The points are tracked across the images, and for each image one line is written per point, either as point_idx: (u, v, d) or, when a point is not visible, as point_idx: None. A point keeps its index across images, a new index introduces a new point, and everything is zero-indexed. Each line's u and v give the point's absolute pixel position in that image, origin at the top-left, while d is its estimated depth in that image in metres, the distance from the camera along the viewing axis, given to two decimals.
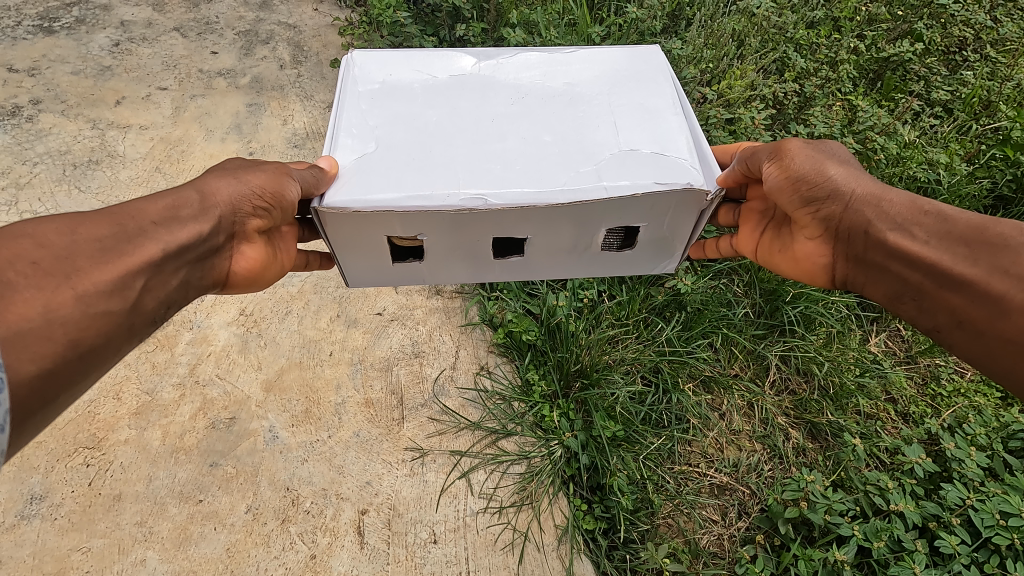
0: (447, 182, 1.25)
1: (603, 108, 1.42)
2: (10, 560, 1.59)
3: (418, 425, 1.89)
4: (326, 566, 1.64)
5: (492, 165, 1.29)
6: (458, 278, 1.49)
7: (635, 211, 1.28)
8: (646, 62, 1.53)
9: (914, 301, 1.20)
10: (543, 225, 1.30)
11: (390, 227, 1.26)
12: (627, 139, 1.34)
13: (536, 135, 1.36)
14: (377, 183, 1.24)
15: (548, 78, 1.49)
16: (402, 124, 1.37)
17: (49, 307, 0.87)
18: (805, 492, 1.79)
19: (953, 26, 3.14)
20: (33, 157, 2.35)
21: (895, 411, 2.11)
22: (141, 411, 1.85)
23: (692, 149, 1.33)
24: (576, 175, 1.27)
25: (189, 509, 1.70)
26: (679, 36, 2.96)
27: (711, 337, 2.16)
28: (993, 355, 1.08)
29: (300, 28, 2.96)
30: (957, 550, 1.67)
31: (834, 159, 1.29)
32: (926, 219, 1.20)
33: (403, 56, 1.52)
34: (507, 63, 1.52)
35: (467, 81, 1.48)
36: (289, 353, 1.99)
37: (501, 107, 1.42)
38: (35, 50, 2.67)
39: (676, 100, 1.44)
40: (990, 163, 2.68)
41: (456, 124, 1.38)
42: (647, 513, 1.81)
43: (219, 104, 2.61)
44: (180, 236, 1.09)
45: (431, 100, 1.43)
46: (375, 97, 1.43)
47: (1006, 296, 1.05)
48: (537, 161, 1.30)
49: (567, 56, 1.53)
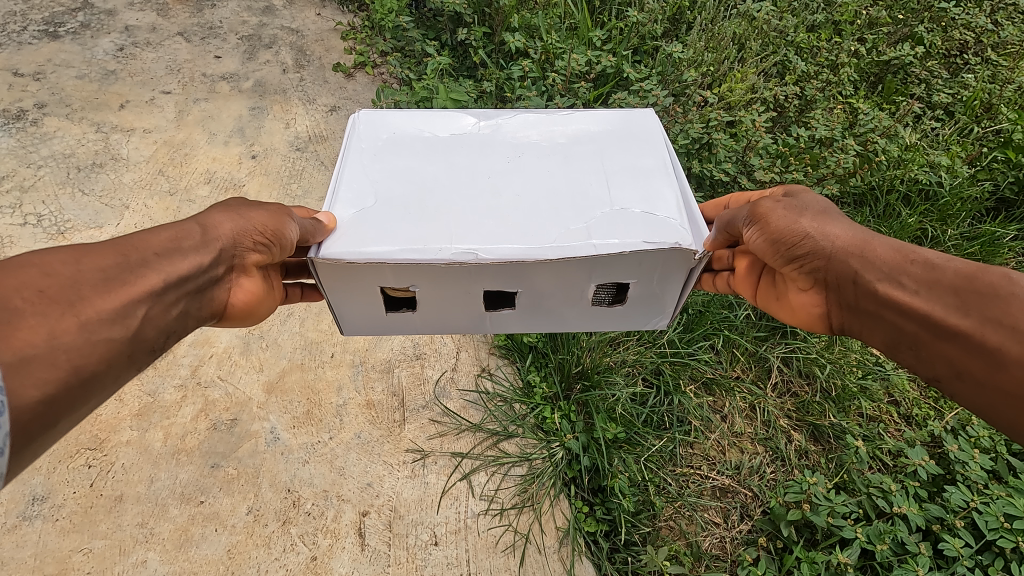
0: (440, 237, 1.25)
1: (596, 169, 1.42)
2: (11, 561, 1.58)
3: (419, 426, 1.90)
4: (327, 567, 1.64)
5: (486, 222, 1.29)
6: (452, 328, 1.47)
7: (624, 268, 1.27)
8: (642, 124, 1.54)
9: (912, 350, 1.11)
10: (534, 277, 1.28)
11: (382, 276, 1.26)
12: (620, 198, 1.34)
13: (530, 194, 1.36)
14: (372, 236, 1.24)
15: (545, 138, 1.50)
16: (400, 180, 1.38)
17: (53, 334, 0.86)
18: (808, 494, 1.78)
19: (953, 29, 3.14)
20: (37, 160, 2.36)
21: (897, 414, 2.10)
22: (143, 413, 1.85)
23: (682, 210, 1.32)
24: (569, 232, 1.26)
25: (190, 510, 1.70)
26: (680, 39, 2.98)
27: (713, 338, 2.17)
28: (1002, 407, 0.98)
29: (303, 33, 2.98)
30: (960, 553, 1.66)
31: (813, 212, 1.25)
32: (913, 267, 1.12)
33: (407, 114, 1.54)
34: (506, 122, 1.54)
35: (467, 140, 1.49)
36: (290, 354, 2.00)
37: (498, 164, 1.43)
38: (40, 54, 2.69)
39: (669, 162, 1.45)
40: (992, 165, 2.68)
41: (453, 181, 1.38)
42: (649, 515, 1.80)
43: (222, 108, 2.63)
44: (180, 268, 1.09)
45: (430, 156, 1.44)
46: (378, 152, 1.44)
47: (1002, 348, 0.96)
48: (529, 219, 1.30)
49: (565, 117, 1.55)
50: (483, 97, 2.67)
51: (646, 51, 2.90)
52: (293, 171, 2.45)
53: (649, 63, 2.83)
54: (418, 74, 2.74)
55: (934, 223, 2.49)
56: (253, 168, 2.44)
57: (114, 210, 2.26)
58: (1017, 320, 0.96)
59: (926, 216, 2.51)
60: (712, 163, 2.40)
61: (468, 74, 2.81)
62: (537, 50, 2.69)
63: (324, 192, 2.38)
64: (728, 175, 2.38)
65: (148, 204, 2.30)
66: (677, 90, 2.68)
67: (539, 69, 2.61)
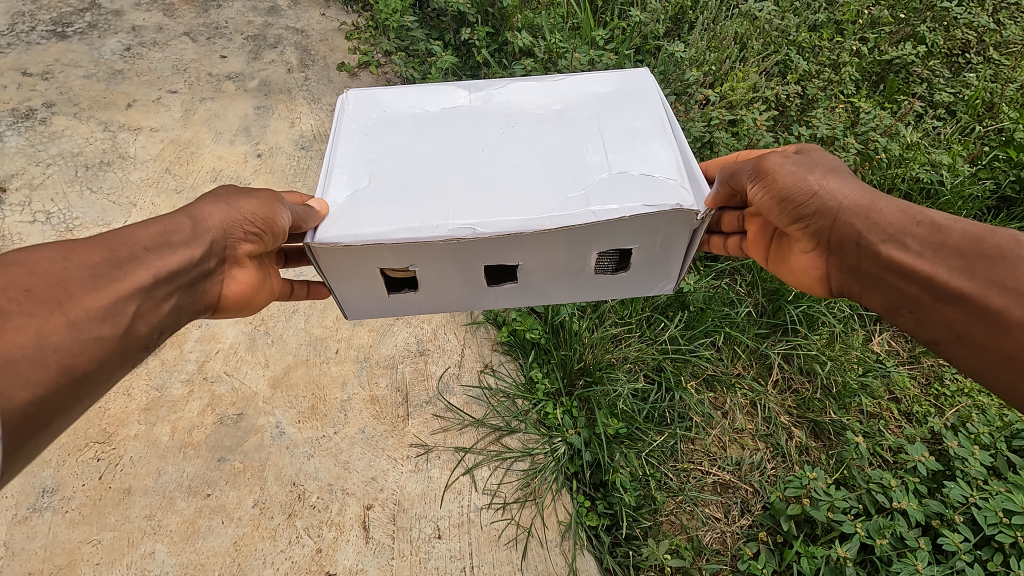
0: (437, 213, 1.27)
1: (592, 134, 1.43)
2: (21, 552, 1.61)
3: (422, 422, 1.91)
4: (331, 560, 1.66)
5: (484, 193, 1.31)
6: (455, 306, 1.50)
7: (626, 233, 1.29)
8: (637, 85, 1.55)
9: (911, 312, 1.13)
10: (533, 250, 1.31)
11: (382, 259, 1.28)
12: (617, 162, 1.36)
13: (527, 163, 1.38)
14: (367, 217, 1.26)
15: (539, 106, 1.51)
16: (394, 156, 1.40)
17: (41, 334, 0.89)
18: (807, 490, 1.80)
19: (956, 29, 3.15)
20: (46, 159, 2.39)
21: (898, 410, 2.11)
22: (151, 406, 1.87)
23: (679, 168, 1.34)
24: (567, 201, 1.28)
25: (197, 503, 1.72)
26: (682, 39, 3.00)
27: (714, 335, 2.18)
28: (996, 369, 1.01)
29: (308, 33, 3.01)
30: (959, 548, 1.67)
31: (821, 171, 1.25)
32: (918, 229, 1.13)
33: (397, 92, 1.55)
34: (498, 92, 1.55)
35: (459, 113, 1.51)
36: (295, 350, 2.02)
37: (492, 135, 1.44)
38: (49, 54, 2.72)
39: (666, 121, 1.45)
40: (993, 164, 2.70)
41: (447, 155, 1.40)
42: (650, 510, 1.82)
43: (228, 107, 2.66)
44: (170, 262, 1.10)
45: (423, 133, 1.45)
46: (369, 132, 1.45)
47: (1005, 312, 0.98)
48: (527, 189, 1.32)
49: (557, 83, 1.56)
50: None
51: (649, 50, 2.91)
52: (298, 169, 2.48)
53: (651, 62, 2.84)
54: (421, 73, 2.76)
55: None
56: (258, 167, 2.47)
57: (121, 208, 2.29)
58: (1022, 284, 0.98)
59: None
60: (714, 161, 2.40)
61: (471, 73, 2.84)
62: (540, 50, 2.71)
63: None
64: None
65: (154, 202, 2.32)
66: (678, 89, 2.70)
67: (541, 69, 2.63)
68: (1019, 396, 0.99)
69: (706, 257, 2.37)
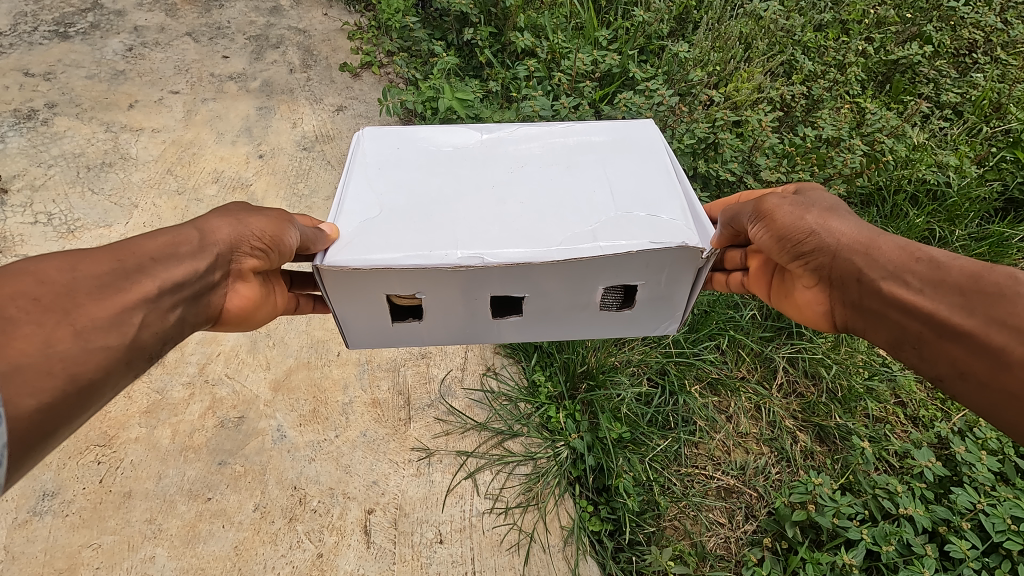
0: (447, 243, 1.25)
1: (599, 177, 1.43)
2: (21, 556, 1.60)
3: (424, 425, 1.91)
4: (332, 565, 1.65)
5: (493, 229, 1.29)
6: (460, 338, 1.47)
7: (633, 270, 1.27)
8: (642, 134, 1.55)
9: (914, 349, 1.08)
10: (541, 282, 1.28)
11: (387, 287, 1.26)
12: (625, 203, 1.35)
13: (535, 202, 1.37)
14: (376, 245, 1.24)
15: (547, 148, 1.51)
16: (406, 189, 1.38)
17: (48, 343, 0.85)
18: (813, 495, 1.77)
19: (963, 28, 3.13)
20: (48, 160, 2.38)
21: (903, 415, 2.11)
22: (152, 409, 1.87)
23: (686, 212, 1.33)
24: (576, 236, 1.27)
25: (197, 507, 1.71)
26: (686, 39, 2.98)
27: (718, 338, 2.17)
28: (1003, 411, 0.95)
29: (310, 33, 3.00)
30: (967, 555, 1.66)
31: (820, 208, 1.24)
32: (918, 265, 1.09)
33: (412, 130, 1.55)
34: (509, 135, 1.55)
35: (469, 152, 1.50)
36: (297, 352, 2.01)
37: (501, 175, 1.44)
38: (51, 54, 2.71)
39: (672, 167, 1.45)
40: (1001, 165, 2.67)
41: (457, 191, 1.39)
42: (653, 515, 1.81)
43: (230, 107, 2.65)
44: (177, 273, 1.07)
45: (435, 170, 1.44)
46: (382, 166, 1.44)
47: (1007, 348, 0.93)
48: (534, 225, 1.30)
49: (567, 128, 1.56)
50: (488, 97, 2.69)
51: (652, 50, 2.89)
52: (300, 170, 2.47)
53: (655, 63, 2.83)
54: (424, 73, 2.75)
55: (943, 224, 2.48)
56: (260, 168, 2.46)
57: (123, 209, 2.28)
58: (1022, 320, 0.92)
59: (935, 216, 2.50)
60: (718, 162, 2.37)
61: (474, 73, 2.84)
62: (543, 50, 2.70)
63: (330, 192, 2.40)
64: (734, 175, 2.35)
65: (156, 204, 2.31)
66: (682, 89, 2.67)
67: (544, 69, 2.63)
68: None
69: None
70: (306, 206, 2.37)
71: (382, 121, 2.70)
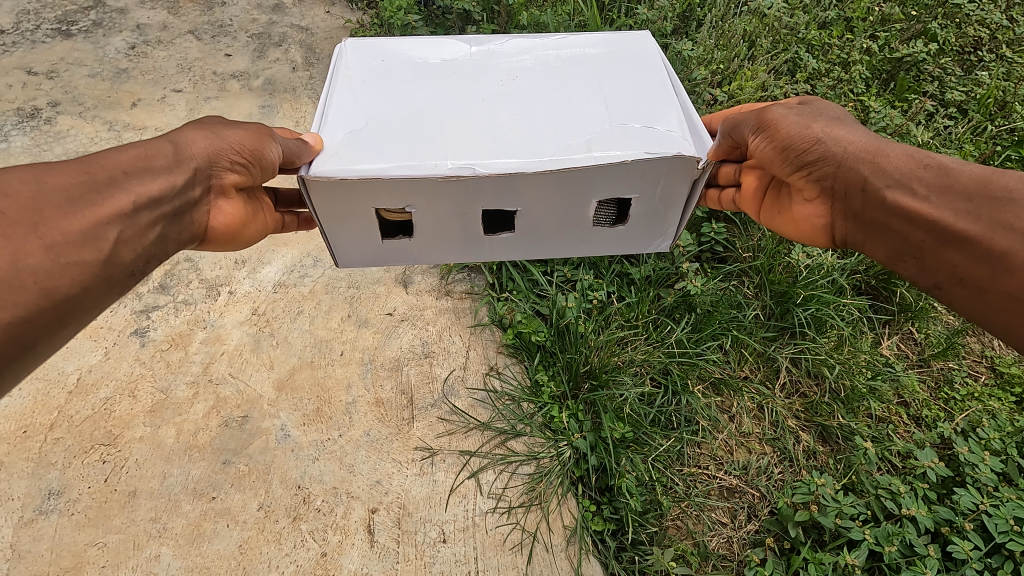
0: (438, 155, 1.28)
1: (591, 90, 1.44)
2: (27, 554, 1.61)
3: (428, 425, 1.91)
4: (336, 564, 1.66)
5: (484, 138, 1.32)
6: (453, 254, 1.54)
7: (626, 178, 1.31)
8: (637, 47, 1.55)
9: (915, 257, 1.18)
10: (532, 195, 1.33)
11: (379, 198, 1.29)
12: (619, 117, 1.37)
13: (528, 114, 1.38)
14: (365, 154, 1.27)
15: (538, 62, 1.52)
16: (394, 102, 1.40)
17: (18, 257, 0.93)
18: (815, 496, 1.79)
19: (968, 26, 3.11)
20: (51, 159, 2.38)
21: (906, 415, 2.10)
22: (156, 408, 1.86)
23: (681, 124, 1.36)
24: (568, 147, 1.30)
25: (202, 506, 1.71)
26: (689, 36, 2.97)
27: (721, 338, 2.17)
28: (997, 311, 1.07)
29: (312, 31, 2.99)
30: (969, 556, 1.67)
31: (825, 119, 1.29)
32: (924, 173, 1.17)
33: (396, 45, 1.54)
34: (499, 48, 1.55)
35: (459, 66, 1.51)
36: (300, 352, 2.02)
37: (492, 88, 1.45)
38: (54, 53, 2.71)
39: (668, 81, 1.47)
40: (1005, 164, 2.66)
41: (448, 105, 1.40)
42: (655, 515, 1.80)
43: (233, 106, 2.64)
44: (151, 188, 1.13)
45: (425, 83, 1.45)
46: (367, 79, 1.45)
47: (1009, 251, 1.03)
48: (525, 136, 1.33)
49: (557, 41, 1.57)
50: None
51: (655, 48, 2.89)
52: None
53: None
54: None
55: None
56: None
57: None
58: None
59: None
60: None
61: None
62: None
63: None
64: None
65: None
66: (686, 88, 2.66)
67: None
68: (1017, 335, 1.05)
69: (714, 260, 2.39)
70: None
71: None
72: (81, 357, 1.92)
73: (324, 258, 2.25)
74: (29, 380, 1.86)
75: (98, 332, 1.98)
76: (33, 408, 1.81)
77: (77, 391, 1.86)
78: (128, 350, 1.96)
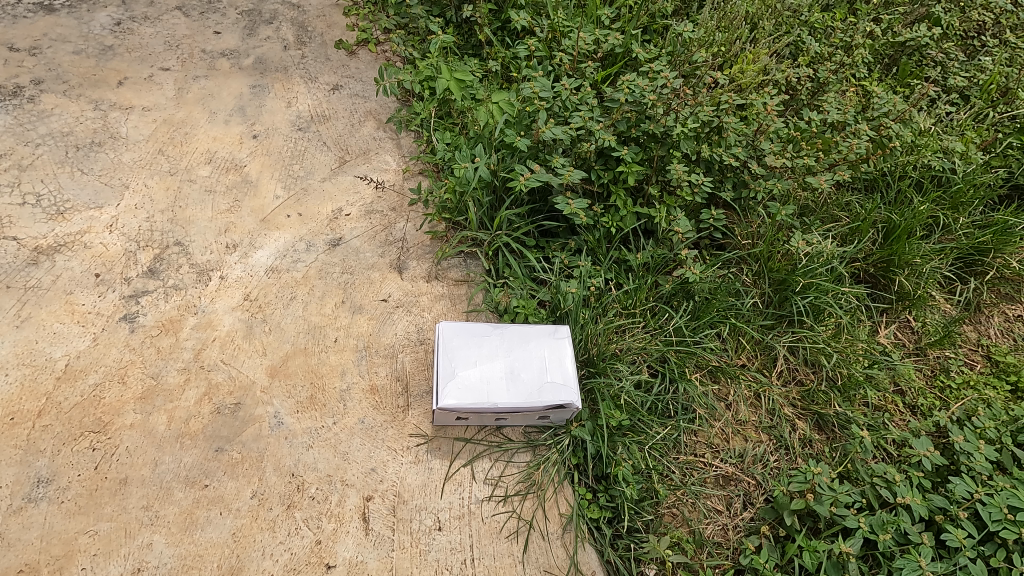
0: (480, 397, 1.70)
1: (538, 375, 1.78)
2: (17, 542, 1.57)
3: (423, 413, 1.90)
4: (331, 552, 1.64)
5: (496, 378, 1.75)
6: None
7: (551, 413, 1.78)
8: (561, 346, 1.85)
9: None
10: (507, 416, 1.77)
11: (449, 415, 1.75)
12: (550, 380, 1.78)
13: (525, 381, 1.76)
14: (458, 401, 1.69)
15: (528, 348, 1.83)
16: (464, 369, 1.74)
17: None
18: (811, 484, 1.78)
19: (972, 10, 3.06)
20: (35, 138, 2.30)
21: (902, 403, 2.12)
22: (147, 395, 1.83)
23: (575, 386, 1.79)
24: (524, 390, 1.74)
25: (195, 494, 1.69)
26: (691, 18, 2.92)
27: (718, 326, 2.16)
28: None
29: (304, 8, 2.92)
30: (963, 544, 1.68)
31: None
32: None
33: (476, 334, 1.82)
34: (514, 332, 1.86)
35: (505, 350, 1.81)
36: (294, 339, 1.99)
37: (512, 371, 1.77)
38: (36, 29, 2.61)
39: (574, 373, 1.81)
40: (1006, 152, 2.63)
41: (498, 380, 1.75)
42: (652, 503, 1.83)
43: (223, 86, 2.57)
44: None
45: (489, 374, 1.75)
46: (457, 369, 1.74)
47: None
48: (517, 392, 1.73)
49: (523, 331, 1.87)
50: (488, 77, 2.65)
51: (656, 30, 2.85)
52: (295, 152, 2.43)
53: (659, 43, 2.78)
54: (422, 52, 2.72)
55: (946, 211, 2.44)
56: (254, 149, 2.41)
57: (114, 190, 2.22)
58: None
59: (939, 203, 2.46)
60: (722, 147, 2.30)
61: (474, 52, 2.78)
62: (544, 29, 2.66)
63: (327, 177, 2.37)
64: (737, 160, 2.30)
65: (148, 185, 2.25)
66: (686, 71, 2.60)
67: (545, 48, 2.58)
68: None
69: (713, 246, 2.40)
70: (302, 189, 2.33)
71: (379, 101, 2.64)
72: (69, 343, 1.88)
73: (317, 243, 2.21)
74: (17, 366, 1.82)
75: (87, 317, 1.94)
76: (20, 394, 1.78)
77: (66, 377, 1.82)
78: (118, 335, 1.91)
